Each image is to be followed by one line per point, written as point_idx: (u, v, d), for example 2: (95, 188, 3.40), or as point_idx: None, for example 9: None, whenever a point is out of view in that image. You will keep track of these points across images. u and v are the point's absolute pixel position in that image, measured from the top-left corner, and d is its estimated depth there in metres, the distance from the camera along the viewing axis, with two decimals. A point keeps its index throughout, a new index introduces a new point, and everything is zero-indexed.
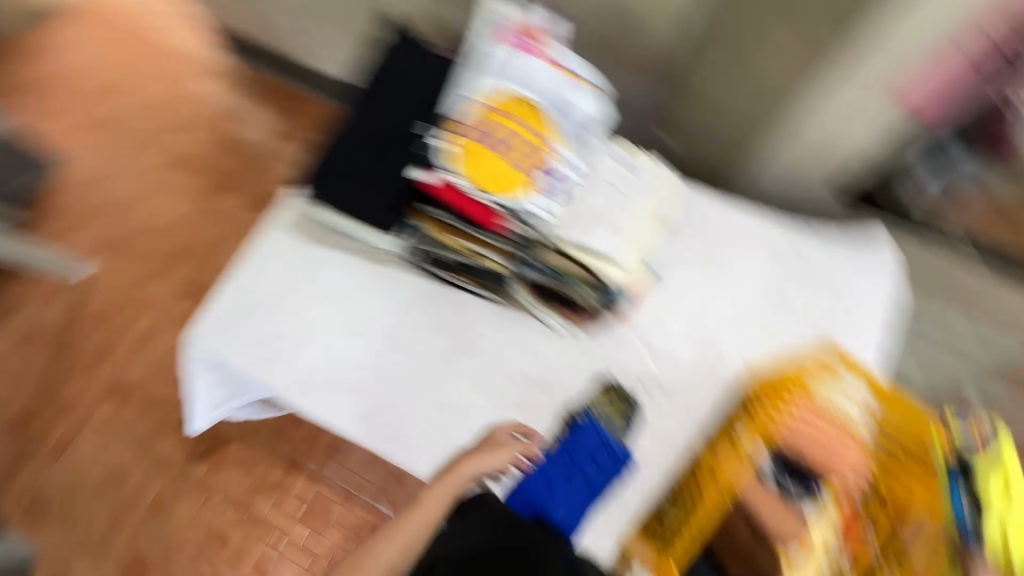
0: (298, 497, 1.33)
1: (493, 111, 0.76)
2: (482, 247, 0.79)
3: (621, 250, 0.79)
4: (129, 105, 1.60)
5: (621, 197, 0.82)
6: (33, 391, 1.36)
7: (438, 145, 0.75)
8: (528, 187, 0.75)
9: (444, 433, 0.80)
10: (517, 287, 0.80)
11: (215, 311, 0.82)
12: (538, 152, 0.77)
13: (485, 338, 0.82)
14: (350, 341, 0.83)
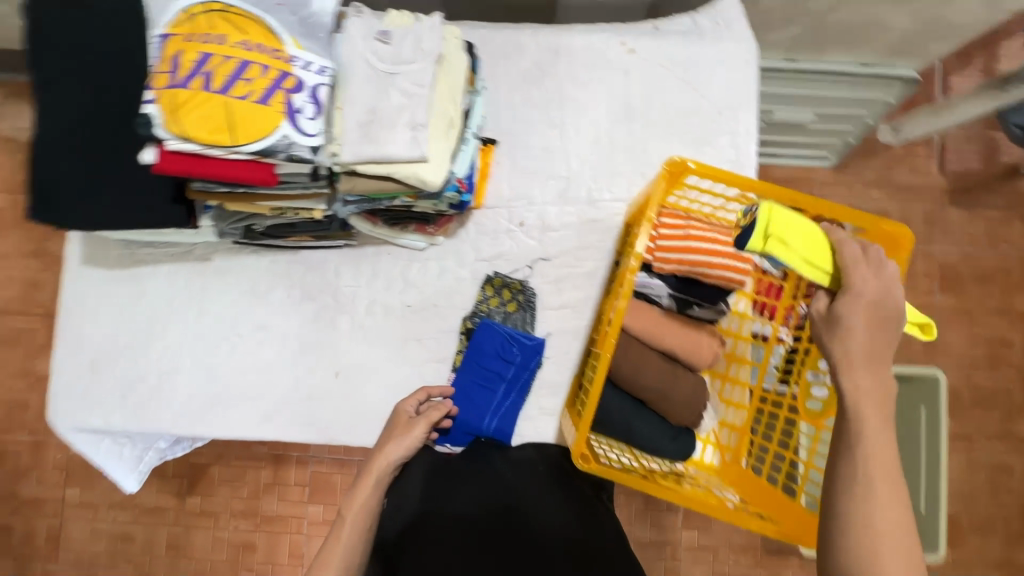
0: (298, 484, 1.23)
1: (179, 39, 0.53)
2: (291, 203, 0.62)
3: (425, 141, 0.56)
4: None
5: (405, 76, 0.58)
6: None
7: (146, 111, 0.52)
8: (280, 119, 0.53)
9: (350, 397, 0.74)
10: (351, 220, 0.69)
11: (70, 385, 0.75)
12: (274, 67, 0.53)
13: (348, 284, 0.75)
14: (223, 344, 0.76)
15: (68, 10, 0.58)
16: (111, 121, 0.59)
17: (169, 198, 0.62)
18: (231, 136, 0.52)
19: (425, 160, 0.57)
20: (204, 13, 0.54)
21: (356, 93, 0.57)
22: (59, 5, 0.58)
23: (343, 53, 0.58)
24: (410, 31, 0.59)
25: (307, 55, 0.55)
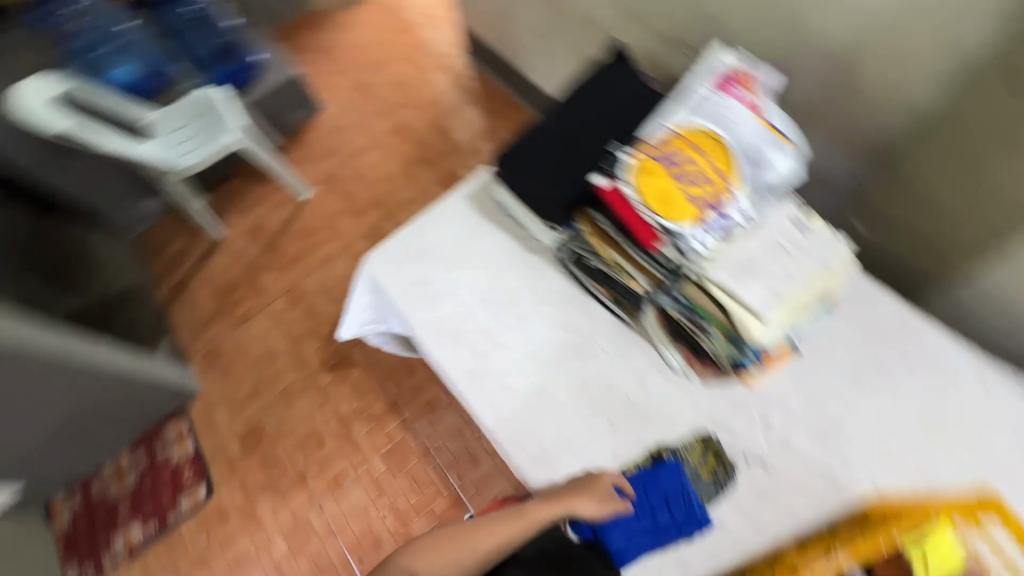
0: (389, 433, 1.48)
1: (679, 138, 0.71)
2: (633, 268, 0.76)
3: (772, 309, 0.65)
4: (381, 95, 2.05)
5: (794, 257, 0.67)
6: (243, 276, 1.79)
7: (628, 164, 0.69)
8: (696, 221, 0.66)
9: (531, 417, 0.82)
10: (648, 310, 0.81)
11: (392, 249, 0.97)
12: (719, 190, 0.67)
13: (600, 347, 0.85)
14: (485, 306, 0.90)
15: (597, 94, 0.87)
16: (569, 154, 0.84)
17: (565, 203, 0.81)
18: (660, 209, 0.66)
19: (761, 321, 0.65)
20: (702, 132, 0.70)
21: (752, 241, 0.68)
22: (592, 91, 0.88)
23: (765, 211, 0.69)
24: (821, 233, 0.68)
25: (743, 196, 0.68)
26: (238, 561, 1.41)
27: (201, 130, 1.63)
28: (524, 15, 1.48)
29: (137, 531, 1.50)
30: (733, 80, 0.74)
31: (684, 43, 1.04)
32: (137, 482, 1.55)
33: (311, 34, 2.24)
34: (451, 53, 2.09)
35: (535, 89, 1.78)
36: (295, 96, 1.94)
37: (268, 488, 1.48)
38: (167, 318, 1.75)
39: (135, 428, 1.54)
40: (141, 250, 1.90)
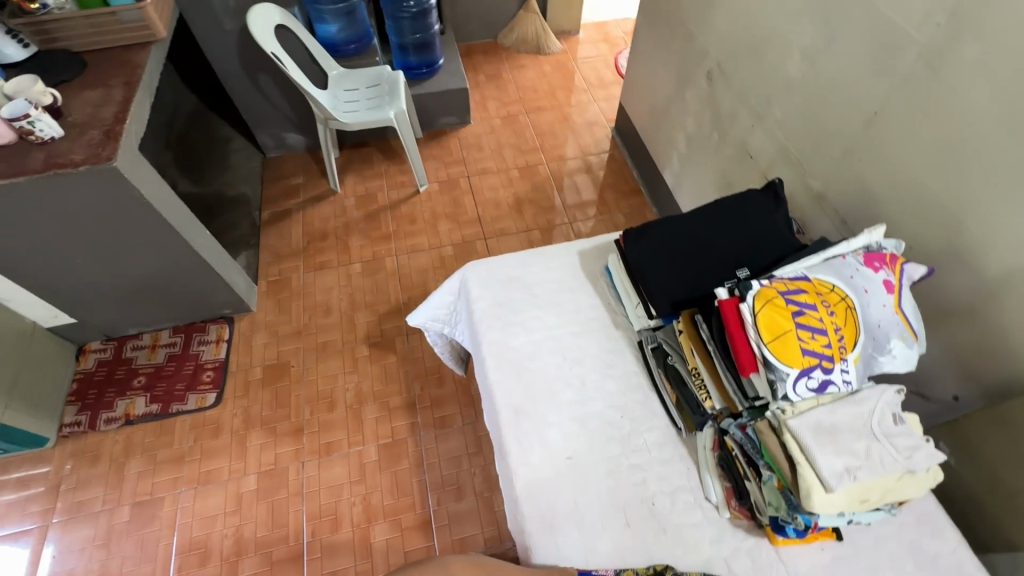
0: (394, 428, 1.48)
1: (810, 285, 0.70)
2: (711, 383, 0.79)
3: (842, 485, 0.62)
4: (523, 134, 2.20)
5: (882, 447, 0.64)
6: (337, 230, 1.91)
7: (751, 287, 0.70)
8: (799, 367, 0.66)
9: (553, 475, 0.81)
10: (706, 428, 0.81)
11: (493, 267, 1.03)
12: (832, 351, 0.67)
13: (645, 440, 0.84)
14: (554, 353, 0.92)
15: (739, 207, 0.89)
16: (691, 251, 0.86)
17: (673, 298, 0.85)
18: (771, 340, 0.66)
19: (827, 491, 0.62)
20: (838, 292, 0.69)
21: (843, 411, 0.66)
22: (734, 203, 0.90)
23: (866, 390, 0.68)
24: (917, 439, 0.65)
25: (851, 368, 0.68)
26: (207, 477, 1.41)
27: (368, 96, 1.82)
28: (685, 121, 1.58)
29: (140, 406, 1.52)
30: (884, 259, 0.73)
31: (834, 206, 1.07)
32: (163, 362, 1.60)
33: (489, 64, 2.47)
34: (601, 126, 2.22)
35: (663, 186, 1.84)
36: (454, 105, 2.13)
37: (265, 423, 1.50)
38: (257, 236, 1.89)
39: (187, 313, 1.64)
40: (267, 171, 2.09)
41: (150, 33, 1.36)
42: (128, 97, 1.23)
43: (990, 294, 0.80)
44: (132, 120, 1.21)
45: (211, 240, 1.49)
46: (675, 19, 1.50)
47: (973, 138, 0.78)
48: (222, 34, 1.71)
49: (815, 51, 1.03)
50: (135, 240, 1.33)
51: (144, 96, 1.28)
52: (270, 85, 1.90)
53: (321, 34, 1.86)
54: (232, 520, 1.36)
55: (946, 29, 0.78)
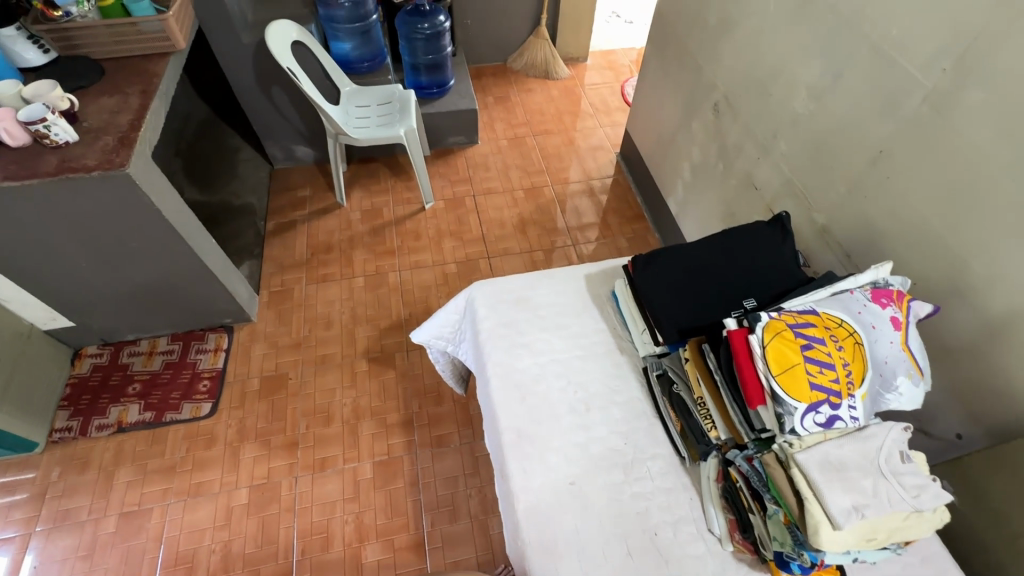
0: (391, 445, 1.47)
1: (819, 318, 0.71)
2: (716, 412, 0.79)
3: (850, 524, 0.62)
4: (529, 156, 2.23)
5: (890, 486, 0.64)
6: (341, 243, 1.91)
7: (760, 318, 0.70)
8: (808, 402, 0.66)
9: (555, 500, 0.80)
10: (710, 459, 0.80)
11: (500, 287, 1.03)
12: (840, 386, 0.67)
13: (648, 468, 0.83)
14: (559, 377, 0.92)
15: (748, 238, 0.90)
16: (698, 279, 0.87)
17: (681, 326, 0.85)
18: (780, 372, 0.66)
19: (835, 528, 0.62)
20: (847, 327, 0.70)
21: (850, 448, 0.66)
22: (744, 233, 0.91)
23: (872, 427, 0.68)
24: (925, 478, 0.65)
25: (858, 404, 0.68)
26: (197, 489, 1.39)
27: (379, 114, 1.85)
28: (691, 151, 1.60)
29: (132, 413, 1.50)
30: (891, 296, 0.74)
31: (838, 240, 1.08)
32: (159, 369, 1.59)
33: (498, 86, 2.52)
34: (606, 151, 2.26)
35: (666, 212, 1.86)
36: (463, 125, 2.16)
37: (260, 436, 1.48)
38: (261, 246, 1.89)
39: (187, 320, 1.63)
40: (274, 182, 2.11)
41: (170, 45, 1.38)
42: (145, 105, 1.25)
43: (994, 334, 0.81)
44: (147, 128, 1.22)
45: (216, 247, 1.49)
46: (684, 52, 1.54)
47: (980, 181, 0.79)
48: (239, 47, 1.73)
49: (822, 89, 1.06)
50: (140, 247, 1.33)
51: (160, 105, 1.30)
52: (282, 98, 1.92)
53: (336, 51, 1.92)
54: (221, 534, 1.33)
55: (954, 74, 0.81)
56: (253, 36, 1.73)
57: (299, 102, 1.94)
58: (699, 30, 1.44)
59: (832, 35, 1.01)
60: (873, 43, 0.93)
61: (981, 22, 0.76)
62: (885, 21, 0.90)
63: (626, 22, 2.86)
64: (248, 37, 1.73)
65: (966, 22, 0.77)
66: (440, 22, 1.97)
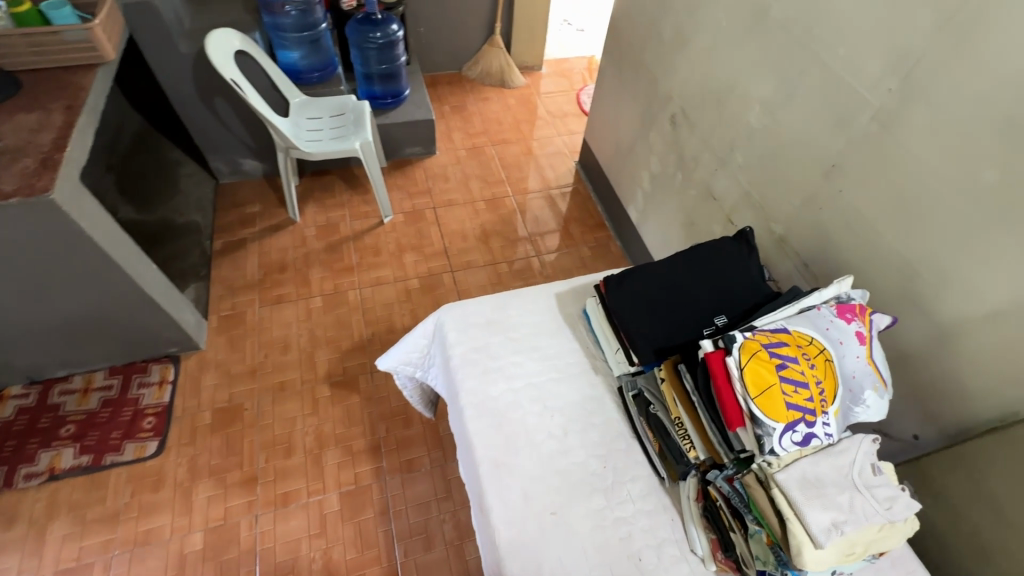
0: (358, 474, 1.40)
1: (791, 336, 0.72)
2: (694, 432, 0.78)
3: (831, 541, 0.63)
4: (488, 166, 2.20)
5: (865, 499, 0.66)
6: (296, 261, 1.82)
7: (735, 339, 0.71)
8: (785, 422, 0.67)
9: (536, 532, 0.78)
10: (689, 479, 0.80)
11: (469, 309, 1.00)
12: (814, 404, 0.68)
13: (629, 491, 0.82)
14: (536, 402, 0.90)
15: (716, 255, 0.92)
16: (669, 298, 0.88)
17: (656, 346, 0.85)
18: (758, 395, 0.67)
19: (817, 547, 0.62)
20: (817, 344, 0.72)
21: (825, 463, 0.68)
22: (712, 250, 0.92)
23: (844, 441, 0.70)
24: (895, 489, 0.67)
25: (832, 420, 0.70)
26: (145, 537, 1.28)
27: (332, 126, 1.77)
28: (649, 161, 1.62)
29: (66, 458, 1.37)
30: (854, 310, 0.76)
31: (795, 249, 1.11)
32: (96, 408, 1.46)
33: (454, 95, 2.48)
34: (564, 160, 2.27)
35: (627, 221, 1.88)
36: (420, 135, 2.11)
37: (215, 473, 1.38)
38: (208, 268, 1.78)
39: (127, 352, 1.50)
40: (220, 198, 1.99)
41: (98, 55, 1.27)
42: (70, 121, 1.14)
43: (946, 339, 0.85)
44: (73, 147, 1.12)
45: (157, 273, 1.38)
46: (639, 64, 1.56)
47: (928, 195, 0.83)
48: (175, 56, 1.62)
49: (776, 104, 1.09)
50: (69, 276, 1.21)
51: (88, 121, 1.19)
52: (226, 109, 1.81)
53: (283, 61, 1.82)
54: None
55: (900, 93, 0.84)
56: (191, 44, 1.63)
57: (243, 113, 1.84)
58: (653, 43, 1.47)
59: (783, 52, 1.04)
60: (823, 61, 0.96)
61: (923, 44, 0.80)
62: (833, 41, 0.93)
63: (578, 31, 2.89)
64: (186, 45, 1.62)
65: (909, 45, 0.81)
66: (393, 31, 1.91)
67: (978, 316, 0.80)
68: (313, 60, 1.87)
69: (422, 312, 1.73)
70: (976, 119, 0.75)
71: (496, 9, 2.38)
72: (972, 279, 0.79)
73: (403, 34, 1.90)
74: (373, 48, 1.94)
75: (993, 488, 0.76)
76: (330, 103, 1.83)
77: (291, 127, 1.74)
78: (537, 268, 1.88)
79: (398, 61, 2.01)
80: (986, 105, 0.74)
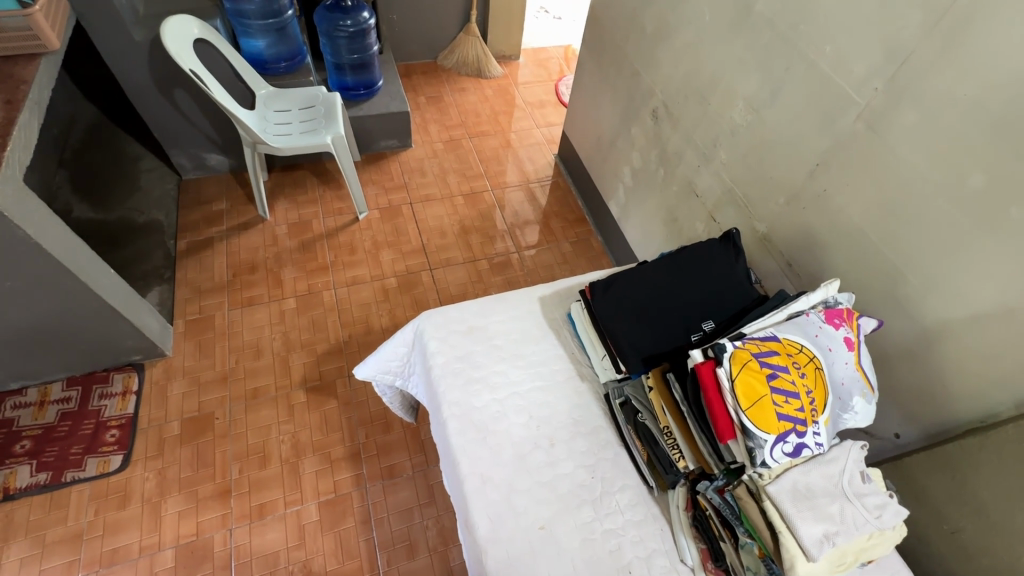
0: (337, 481, 1.36)
1: (781, 345, 0.73)
2: (683, 441, 0.78)
3: (823, 553, 0.64)
4: (465, 159, 2.15)
5: (855, 508, 0.68)
6: (267, 261, 1.75)
7: (725, 349, 0.71)
8: (776, 433, 0.67)
9: (524, 548, 0.75)
10: (678, 487, 0.79)
11: (449, 316, 0.97)
12: (804, 414, 0.69)
13: (617, 500, 0.80)
14: (521, 413, 0.87)
15: (700, 259, 0.92)
16: (652, 302, 0.89)
17: (644, 354, 0.86)
18: (749, 407, 0.67)
19: (809, 560, 0.64)
20: (807, 352, 0.72)
21: (816, 473, 0.69)
22: (696, 254, 0.93)
23: (834, 450, 0.72)
24: (884, 496, 0.70)
25: (822, 429, 0.71)
26: (111, 557, 1.21)
27: (303, 119, 1.69)
28: (631, 156, 1.59)
29: (22, 476, 1.29)
30: (842, 315, 0.77)
31: (778, 248, 1.10)
32: (54, 422, 1.37)
33: (429, 86, 2.41)
34: (544, 152, 2.22)
35: (608, 216, 1.86)
36: (395, 128, 2.04)
37: (186, 486, 1.32)
38: (171, 270, 1.69)
39: (86, 361, 1.42)
40: (184, 194, 1.88)
41: (41, 44, 1.17)
42: (11, 117, 1.04)
43: (929, 341, 0.85)
44: (15, 145, 1.03)
45: (115, 279, 1.30)
46: (621, 56, 1.52)
47: (913, 196, 0.83)
48: (129, 45, 1.52)
49: (761, 101, 1.07)
50: (17, 284, 1.13)
51: (30, 116, 1.10)
52: (187, 102, 1.71)
53: (247, 49, 1.74)
54: None
55: (886, 93, 0.83)
56: (146, 32, 1.52)
57: (205, 105, 1.74)
58: (635, 34, 1.43)
59: (768, 48, 1.02)
60: (808, 58, 0.94)
61: (911, 45, 0.78)
62: (819, 38, 0.92)
63: (556, 19, 2.83)
64: (141, 33, 1.52)
65: (898, 45, 0.80)
66: (364, 19, 1.85)
67: (961, 319, 0.80)
68: (276, 50, 1.78)
69: (400, 312, 1.67)
70: (962, 122, 0.75)
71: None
72: (957, 283, 0.79)
73: (372, 20, 1.85)
74: (342, 36, 1.87)
75: (976, 490, 0.77)
76: (298, 95, 1.74)
77: (257, 121, 1.65)
78: (519, 264, 1.84)
79: (367, 50, 1.94)
80: (974, 107, 0.73)
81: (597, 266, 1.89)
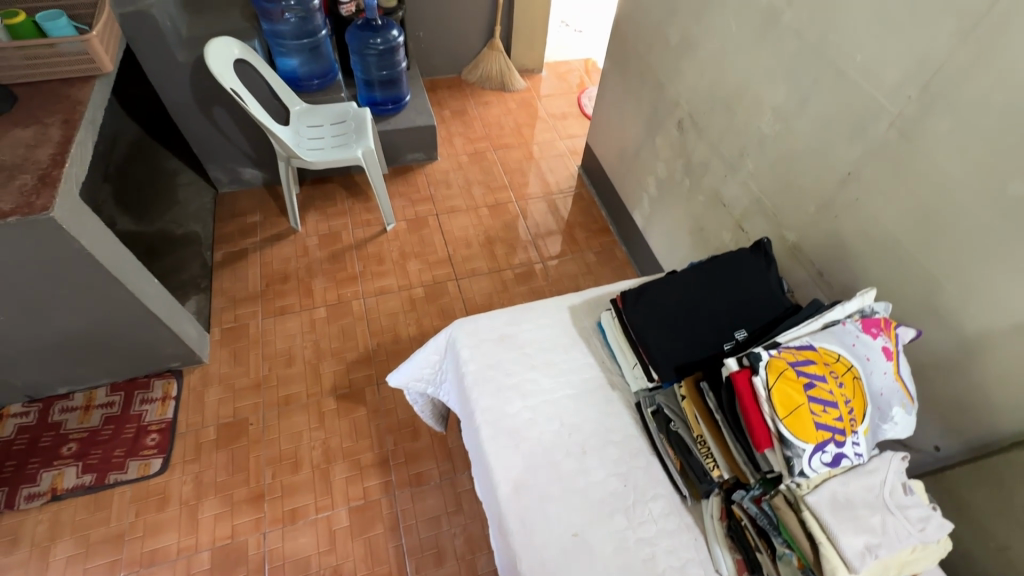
0: (367, 487, 1.38)
1: (818, 354, 0.72)
2: (718, 450, 0.78)
3: (865, 565, 0.64)
4: (489, 172, 2.18)
5: (897, 520, 0.67)
6: (298, 271, 1.80)
7: (760, 357, 0.71)
8: (815, 442, 0.67)
9: (557, 554, 0.75)
10: (712, 497, 0.79)
11: (480, 325, 0.98)
12: (843, 424, 0.69)
13: (649, 509, 0.80)
14: (553, 421, 0.88)
15: (729, 268, 0.93)
16: (681, 311, 0.90)
17: (676, 363, 0.86)
18: (786, 415, 0.67)
19: (851, 571, 0.63)
20: (844, 362, 0.72)
21: (855, 484, 0.69)
22: (724, 264, 0.94)
23: (874, 461, 0.71)
24: (927, 509, 0.69)
25: (861, 439, 0.70)
26: (151, 558, 1.25)
27: (336, 134, 1.75)
28: (655, 166, 1.60)
29: (69, 477, 1.34)
30: (880, 325, 0.77)
31: (809, 257, 1.10)
32: (98, 425, 1.43)
33: (454, 100, 2.46)
34: (567, 164, 2.25)
35: (632, 226, 1.86)
36: (421, 141, 2.09)
37: (221, 490, 1.36)
38: (208, 279, 1.75)
39: (129, 367, 1.48)
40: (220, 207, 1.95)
41: (95, 67, 1.24)
42: (69, 136, 1.11)
43: (971, 351, 0.83)
44: (73, 162, 1.09)
45: (159, 288, 1.35)
46: (645, 68, 1.54)
47: (949, 204, 0.82)
48: (174, 65, 1.59)
49: (788, 111, 1.07)
50: (69, 293, 1.19)
51: (86, 134, 1.16)
52: (225, 118, 1.78)
53: (282, 68, 1.80)
54: None
55: (920, 101, 0.83)
56: (190, 53, 1.60)
57: (241, 121, 1.81)
58: (659, 46, 1.45)
59: (796, 58, 1.03)
60: (837, 67, 0.95)
61: (944, 53, 0.78)
62: (848, 47, 0.92)
63: (577, 32, 2.87)
64: (184, 54, 1.59)
65: (930, 53, 0.80)
66: (393, 37, 1.90)
67: (1003, 329, 0.78)
68: (308, 66, 1.85)
69: (427, 321, 1.70)
70: (998, 129, 0.74)
71: (496, 12, 2.36)
72: (996, 291, 0.78)
73: (401, 37, 1.90)
74: (372, 53, 1.93)
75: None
76: (331, 112, 1.81)
77: (292, 136, 1.72)
78: (544, 273, 1.86)
79: (395, 66, 2.00)
80: (1011, 112, 0.72)
81: (621, 276, 1.90)
